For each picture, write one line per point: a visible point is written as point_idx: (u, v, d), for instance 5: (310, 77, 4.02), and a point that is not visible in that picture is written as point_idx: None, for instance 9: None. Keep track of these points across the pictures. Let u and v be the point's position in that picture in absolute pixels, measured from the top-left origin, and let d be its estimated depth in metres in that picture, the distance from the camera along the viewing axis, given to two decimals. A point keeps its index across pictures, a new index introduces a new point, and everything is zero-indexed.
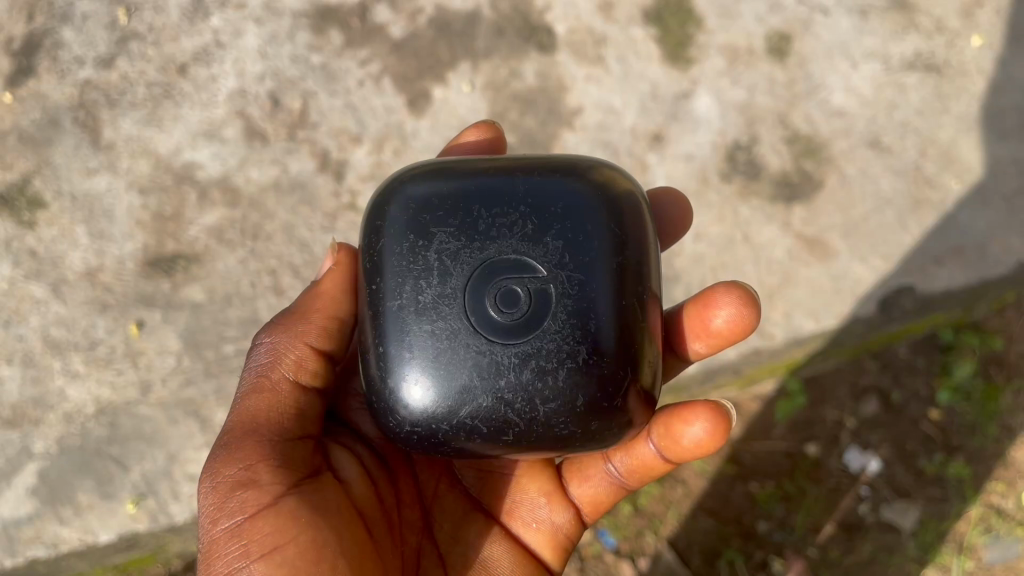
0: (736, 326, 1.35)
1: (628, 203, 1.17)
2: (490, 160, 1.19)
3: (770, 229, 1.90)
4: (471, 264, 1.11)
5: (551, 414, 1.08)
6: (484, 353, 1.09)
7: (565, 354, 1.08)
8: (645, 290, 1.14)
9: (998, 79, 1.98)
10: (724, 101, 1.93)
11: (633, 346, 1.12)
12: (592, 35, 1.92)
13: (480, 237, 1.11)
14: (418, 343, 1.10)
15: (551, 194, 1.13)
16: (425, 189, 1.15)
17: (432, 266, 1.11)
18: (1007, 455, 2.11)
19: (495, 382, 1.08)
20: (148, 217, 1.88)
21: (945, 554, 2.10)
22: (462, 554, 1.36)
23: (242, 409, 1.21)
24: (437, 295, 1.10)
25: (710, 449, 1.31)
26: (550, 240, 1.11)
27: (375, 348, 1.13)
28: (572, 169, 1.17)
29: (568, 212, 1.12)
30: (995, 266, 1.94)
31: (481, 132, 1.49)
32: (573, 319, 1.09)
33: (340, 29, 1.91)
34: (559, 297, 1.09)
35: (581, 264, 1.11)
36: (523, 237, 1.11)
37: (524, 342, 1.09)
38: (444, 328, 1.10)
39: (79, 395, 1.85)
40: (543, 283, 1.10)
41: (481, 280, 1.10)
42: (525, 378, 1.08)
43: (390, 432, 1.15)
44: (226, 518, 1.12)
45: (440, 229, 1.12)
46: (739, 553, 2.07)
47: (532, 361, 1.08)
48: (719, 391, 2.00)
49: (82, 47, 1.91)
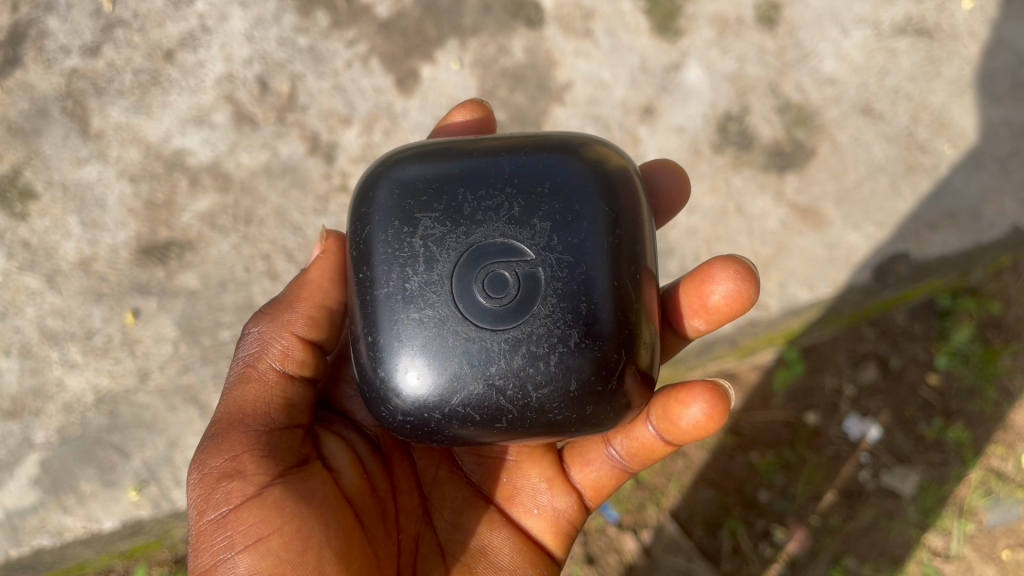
0: (733, 301, 1.34)
1: (619, 180, 1.17)
2: (476, 141, 1.19)
3: (762, 199, 1.90)
4: (457, 249, 1.11)
5: (545, 399, 1.09)
6: (474, 339, 1.09)
7: (556, 338, 1.08)
8: (639, 269, 1.14)
9: (990, 43, 1.96)
10: (714, 72, 1.91)
11: (628, 327, 1.11)
12: (580, 8, 1.91)
13: (466, 221, 1.11)
14: (407, 331, 1.10)
15: (538, 175, 1.13)
16: (410, 173, 1.15)
17: (417, 253, 1.11)
18: (1006, 418, 2.13)
19: (485, 368, 1.08)
20: (139, 205, 1.87)
21: (946, 518, 2.11)
22: (462, 542, 1.35)
23: (230, 400, 1.22)
24: (424, 282, 1.10)
25: (709, 429, 1.29)
26: (538, 222, 1.11)
27: (366, 337, 1.13)
28: (561, 147, 1.17)
29: (555, 192, 1.12)
30: (989, 230, 1.93)
31: (467, 112, 1.48)
32: (564, 303, 1.09)
33: (326, 10, 1.90)
34: (548, 280, 1.09)
35: (569, 246, 1.10)
36: (510, 219, 1.11)
37: (514, 328, 1.09)
38: (432, 316, 1.10)
39: (78, 384, 1.86)
40: (531, 267, 1.10)
41: (468, 264, 1.10)
42: (516, 364, 1.08)
43: (384, 420, 1.16)
44: (213, 509, 1.13)
45: (426, 215, 1.12)
46: (740, 522, 2.09)
47: (522, 346, 1.08)
48: (715, 361, 2.04)
49: (68, 36, 1.89)
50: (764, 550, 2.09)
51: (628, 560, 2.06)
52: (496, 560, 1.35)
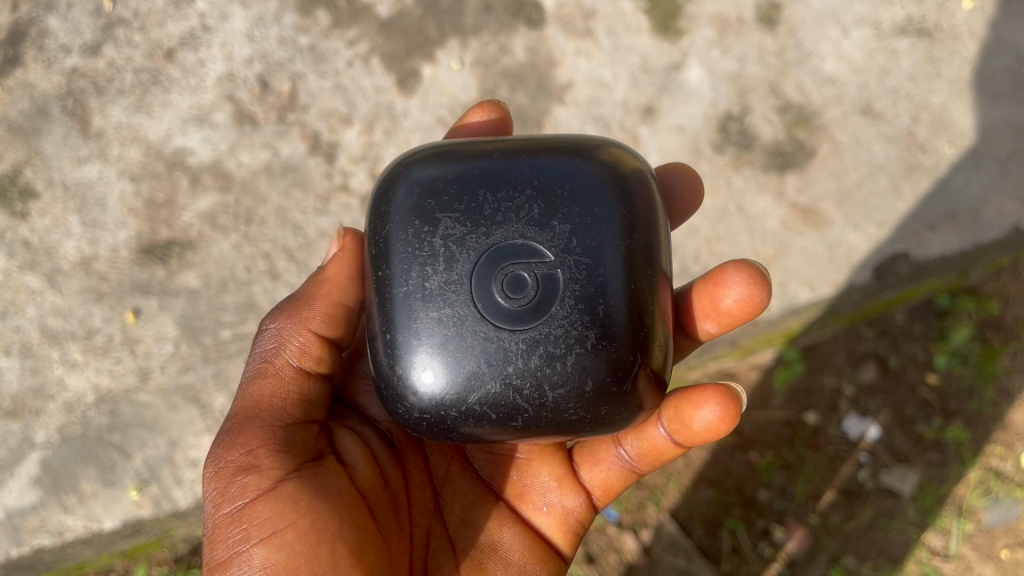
0: (746, 305, 1.34)
1: (636, 183, 1.17)
2: (495, 142, 1.19)
3: (763, 199, 1.91)
4: (477, 249, 1.11)
5: (561, 399, 1.09)
6: (492, 339, 1.09)
7: (573, 339, 1.08)
8: (655, 271, 1.14)
9: (989, 43, 1.96)
10: (715, 72, 1.91)
11: (643, 329, 1.12)
12: (581, 8, 1.90)
13: (485, 222, 1.11)
14: (425, 329, 1.10)
15: (558, 177, 1.13)
16: (431, 173, 1.15)
17: (437, 252, 1.11)
18: (1005, 418, 2.13)
19: (503, 368, 1.08)
20: (140, 204, 1.87)
21: (946, 517, 2.12)
22: (472, 537, 1.35)
23: (247, 396, 1.23)
24: (444, 282, 1.11)
25: (719, 432, 1.30)
26: (557, 224, 1.11)
27: (384, 334, 1.13)
28: (580, 151, 1.17)
29: (574, 195, 1.12)
30: (989, 230, 1.93)
31: (485, 112, 1.48)
32: (581, 304, 1.09)
33: (327, 10, 1.89)
34: (566, 281, 1.09)
35: (587, 248, 1.10)
36: (529, 221, 1.11)
37: (532, 328, 1.09)
38: (450, 315, 1.10)
39: (79, 383, 1.86)
40: (550, 268, 1.10)
41: (487, 265, 1.10)
42: (533, 364, 1.08)
43: (400, 418, 1.16)
44: (228, 502, 1.14)
45: (446, 215, 1.12)
46: (740, 521, 2.09)
47: (540, 346, 1.08)
48: (714, 360, 2.06)
49: (68, 35, 1.89)
50: (764, 549, 2.09)
51: (628, 559, 2.06)
52: (506, 556, 1.35)
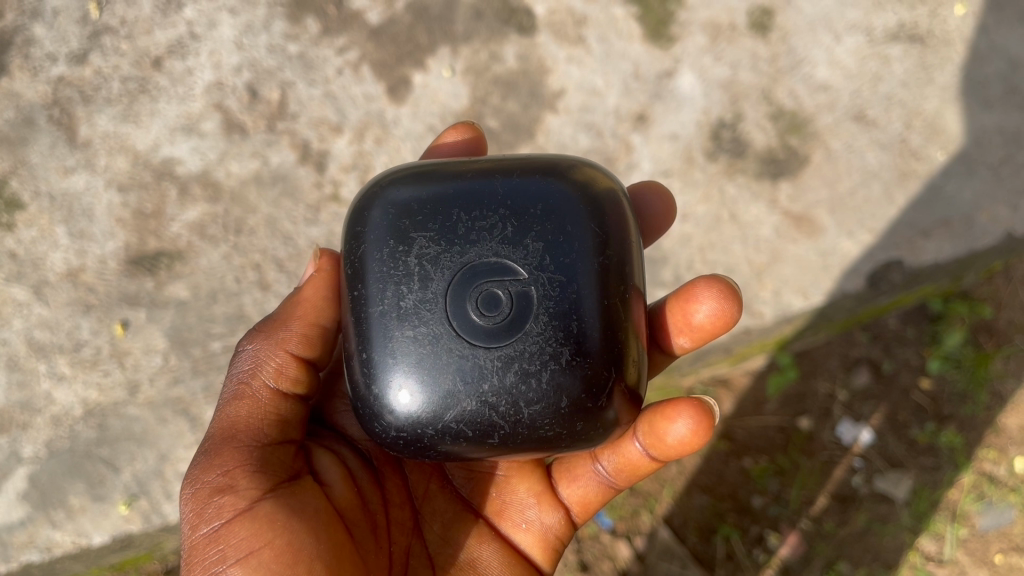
0: (718, 319, 1.34)
1: (609, 199, 1.16)
2: (469, 161, 1.18)
3: (756, 207, 1.90)
4: (451, 268, 1.10)
5: (537, 415, 1.07)
6: (467, 357, 1.08)
7: (548, 355, 1.07)
8: (628, 288, 1.13)
9: (981, 48, 1.95)
10: (707, 78, 1.91)
11: (617, 345, 1.11)
12: (573, 14, 1.89)
13: (459, 241, 1.10)
14: (401, 348, 1.09)
15: (531, 196, 1.12)
16: (406, 193, 1.14)
17: (412, 271, 1.10)
18: (998, 422, 2.13)
19: (478, 385, 1.07)
20: (128, 215, 1.85)
21: (939, 523, 2.12)
22: (451, 555, 1.35)
23: (223, 417, 1.21)
24: (419, 300, 1.09)
25: (694, 445, 1.30)
26: (531, 242, 1.10)
27: (359, 354, 1.12)
28: (553, 169, 1.16)
29: (548, 212, 1.11)
30: (982, 236, 1.93)
31: (459, 132, 1.47)
32: (556, 321, 1.08)
33: (316, 17, 1.88)
34: (540, 299, 1.08)
35: (561, 266, 1.09)
36: (503, 239, 1.10)
37: (506, 346, 1.08)
38: (426, 333, 1.09)
39: (67, 397, 1.84)
40: (524, 286, 1.09)
41: (462, 283, 1.09)
42: (509, 381, 1.07)
43: (377, 436, 1.14)
44: (205, 523, 1.12)
45: (420, 234, 1.11)
46: (734, 528, 2.08)
47: (515, 364, 1.07)
48: (708, 367, 2.05)
49: (54, 43, 1.86)
50: (757, 555, 2.09)
51: (621, 567, 2.06)
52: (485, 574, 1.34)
